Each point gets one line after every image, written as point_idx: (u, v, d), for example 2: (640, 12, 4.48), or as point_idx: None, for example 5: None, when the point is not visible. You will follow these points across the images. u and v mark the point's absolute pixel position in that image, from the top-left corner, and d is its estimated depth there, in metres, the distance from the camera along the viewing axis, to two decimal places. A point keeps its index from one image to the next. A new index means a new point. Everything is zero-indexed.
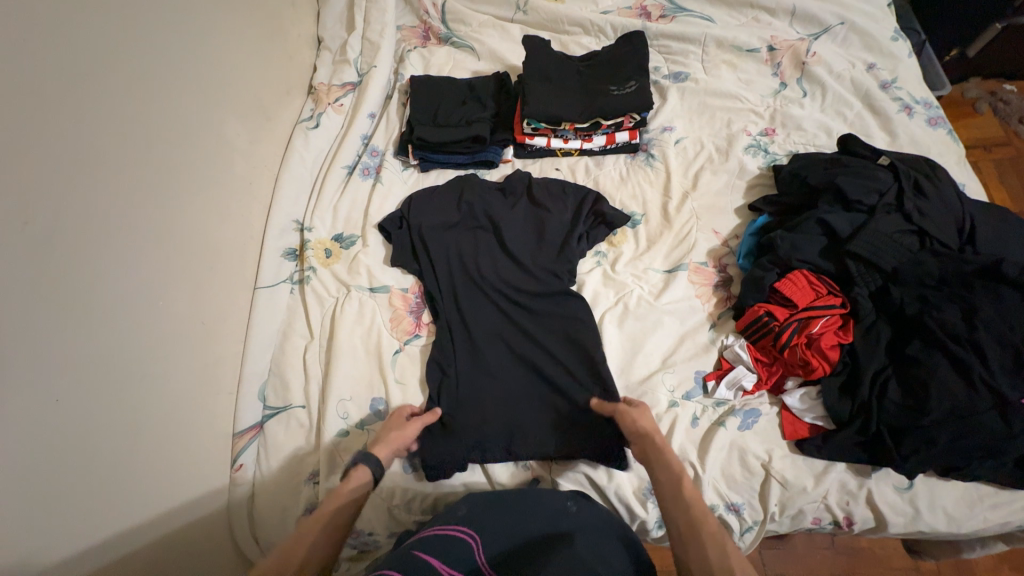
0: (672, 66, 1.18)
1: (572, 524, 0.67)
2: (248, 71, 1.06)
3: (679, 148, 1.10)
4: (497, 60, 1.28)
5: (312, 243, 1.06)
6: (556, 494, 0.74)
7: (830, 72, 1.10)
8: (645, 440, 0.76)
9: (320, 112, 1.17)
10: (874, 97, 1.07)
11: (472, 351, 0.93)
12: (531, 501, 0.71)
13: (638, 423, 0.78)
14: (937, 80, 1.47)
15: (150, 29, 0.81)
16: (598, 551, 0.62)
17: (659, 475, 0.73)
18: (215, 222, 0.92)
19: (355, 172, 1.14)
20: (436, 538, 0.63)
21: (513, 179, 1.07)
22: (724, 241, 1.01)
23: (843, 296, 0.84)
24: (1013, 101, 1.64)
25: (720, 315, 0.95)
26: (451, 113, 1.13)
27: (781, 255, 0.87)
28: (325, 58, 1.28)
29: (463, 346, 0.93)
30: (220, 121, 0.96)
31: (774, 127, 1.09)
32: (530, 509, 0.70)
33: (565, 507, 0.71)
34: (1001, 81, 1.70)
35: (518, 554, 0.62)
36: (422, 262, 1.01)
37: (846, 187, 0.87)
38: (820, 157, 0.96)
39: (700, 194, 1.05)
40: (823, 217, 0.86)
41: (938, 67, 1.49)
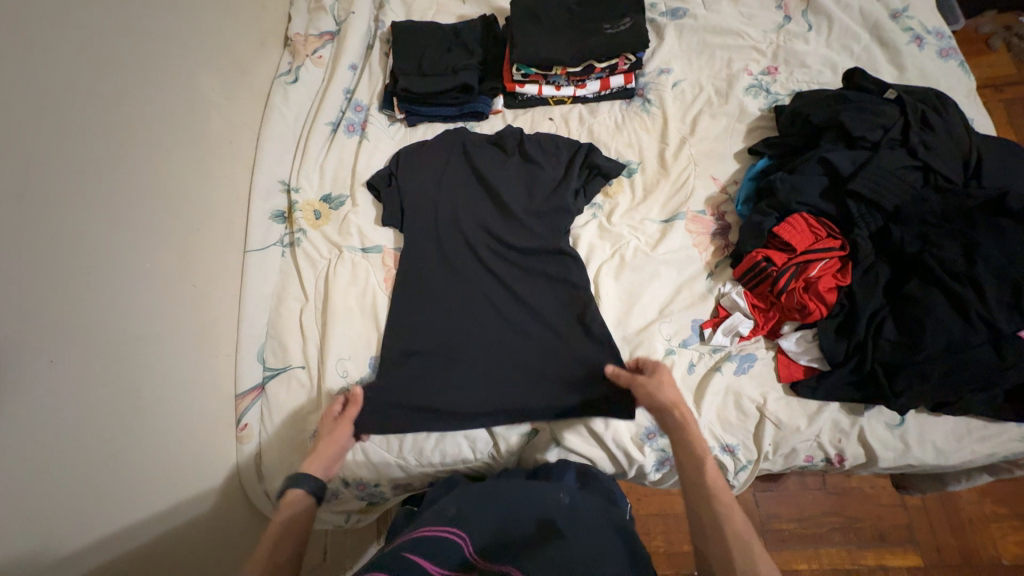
0: (669, 2, 1.10)
1: (565, 516, 0.63)
2: (216, 19, 0.99)
3: (677, 92, 1.05)
4: (483, 3, 1.20)
5: (300, 204, 1.03)
6: (550, 485, 0.69)
7: (837, 2, 1.04)
8: (669, 415, 0.75)
9: (298, 65, 1.11)
10: (883, 27, 1.00)
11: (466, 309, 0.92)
12: (516, 490, 0.67)
13: (661, 396, 0.77)
14: (952, 12, 1.38)
15: None
16: (592, 547, 0.58)
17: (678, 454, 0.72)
18: (197, 184, 0.89)
19: (339, 128, 1.09)
20: (428, 535, 0.57)
21: (505, 133, 1.03)
22: (723, 188, 0.98)
23: (843, 238, 0.83)
24: None
25: (717, 264, 0.94)
26: (437, 61, 1.07)
27: (780, 199, 0.85)
28: (300, 5, 1.19)
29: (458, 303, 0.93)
30: (192, 76, 0.91)
31: (776, 65, 1.03)
32: (521, 498, 0.65)
33: (559, 500, 0.66)
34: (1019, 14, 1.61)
35: (510, 547, 0.59)
36: (409, 221, 0.98)
37: (849, 123, 0.83)
38: (823, 95, 0.91)
39: (699, 140, 1.01)
40: (825, 156, 0.83)
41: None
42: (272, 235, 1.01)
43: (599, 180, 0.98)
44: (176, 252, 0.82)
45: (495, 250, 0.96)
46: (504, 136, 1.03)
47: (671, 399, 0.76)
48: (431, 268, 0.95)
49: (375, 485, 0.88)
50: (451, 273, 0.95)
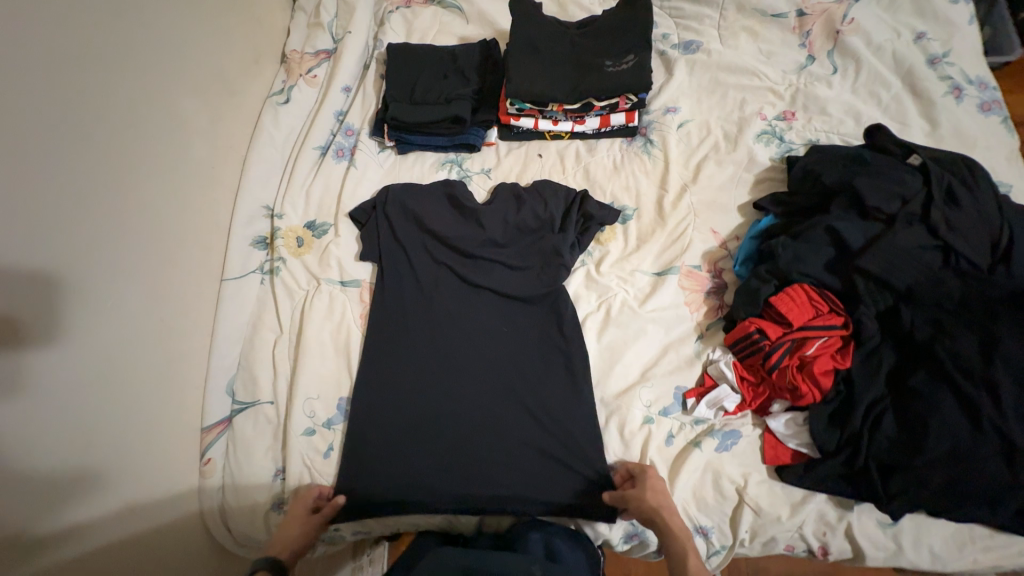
0: (682, 33, 1.03)
1: None
2: (209, 37, 0.96)
3: (682, 134, 0.98)
4: (486, 24, 1.15)
5: (282, 231, 1.01)
6: (521, 558, 0.69)
7: (868, 43, 0.94)
8: (657, 516, 0.73)
9: (291, 85, 1.08)
10: (918, 75, 0.91)
11: (439, 355, 0.90)
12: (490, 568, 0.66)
13: (647, 501, 0.74)
14: (1005, 42, 1.25)
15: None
16: None
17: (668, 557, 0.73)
18: (177, 212, 0.87)
19: (328, 153, 1.06)
20: None
21: (498, 193, 0.96)
22: (722, 243, 0.92)
23: (846, 315, 0.75)
24: None
25: (708, 326, 0.88)
26: (430, 88, 1.02)
27: (780, 266, 0.78)
28: (299, 20, 1.16)
29: (433, 349, 0.90)
30: (179, 98, 0.88)
31: (793, 111, 0.95)
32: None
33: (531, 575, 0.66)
34: None
35: None
36: (389, 259, 0.96)
37: (864, 190, 0.75)
38: (839, 153, 0.82)
39: (701, 188, 0.94)
40: (832, 224, 0.75)
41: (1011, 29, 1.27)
42: (252, 262, 0.99)
43: (591, 225, 0.93)
44: (149, 284, 0.81)
45: (475, 295, 0.93)
46: (496, 196, 0.97)
47: (656, 503, 0.74)
48: (407, 305, 0.93)
49: (335, 528, 0.86)
50: (430, 316, 0.92)
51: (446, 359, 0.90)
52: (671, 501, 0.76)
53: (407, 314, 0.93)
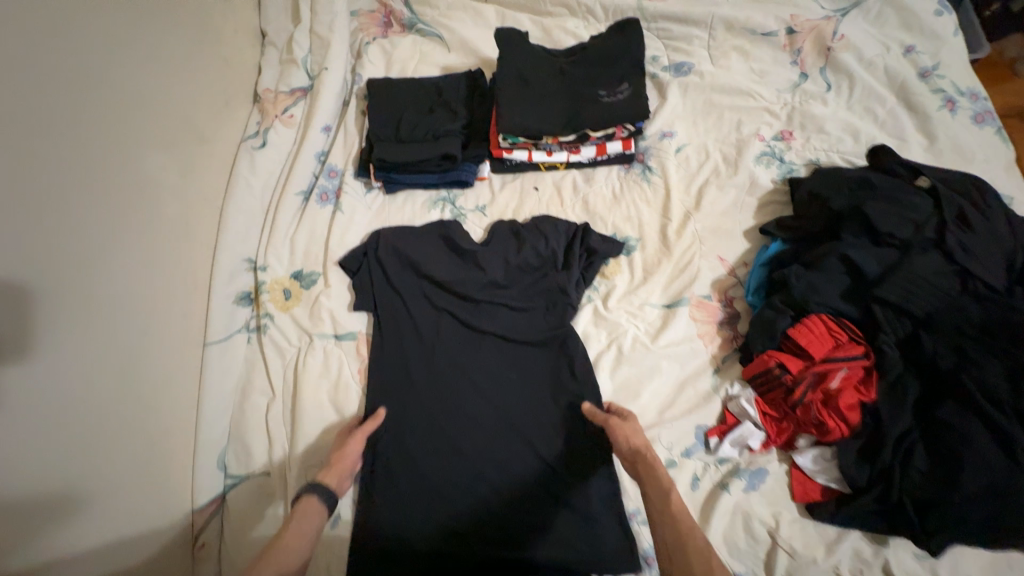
0: (672, 54, 1.01)
1: None
2: (177, 81, 0.89)
3: (680, 159, 0.96)
4: (469, 52, 1.11)
5: (268, 284, 0.95)
6: None
7: (860, 59, 0.93)
8: (640, 457, 0.69)
9: (267, 126, 1.02)
10: (911, 90, 0.90)
11: (447, 407, 0.85)
12: None
13: (632, 440, 0.71)
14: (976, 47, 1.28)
15: (44, 48, 0.66)
16: None
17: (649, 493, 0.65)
18: (149, 275, 0.79)
19: (312, 197, 1.00)
20: None
21: (494, 232, 0.92)
22: (730, 270, 0.89)
23: (866, 344, 0.73)
24: None
25: (724, 358, 0.84)
26: (416, 124, 0.97)
27: (796, 297, 0.75)
28: (271, 56, 1.10)
29: (440, 402, 0.85)
30: (144, 149, 0.81)
31: (791, 130, 0.93)
32: None
33: None
34: None
35: None
36: (386, 308, 0.91)
37: (874, 216, 0.73)
38: (845, 174, 0.80)
39: (704, 214, 0.92)
40: (846, 252, 0.73)
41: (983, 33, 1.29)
42: (236, 321, 0.92)
43: (596, 259, 0.89)
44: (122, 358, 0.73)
45: (480, 339, 0.88)
46: (493, 235, 0.92)
47: (641, 442, 0.71)
48: (410, 354, 0.88)
49: None
50: (433, 365, 0.87)
51: (454, 410, 0.84)
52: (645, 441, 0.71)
53: (411, 366, 0.87)
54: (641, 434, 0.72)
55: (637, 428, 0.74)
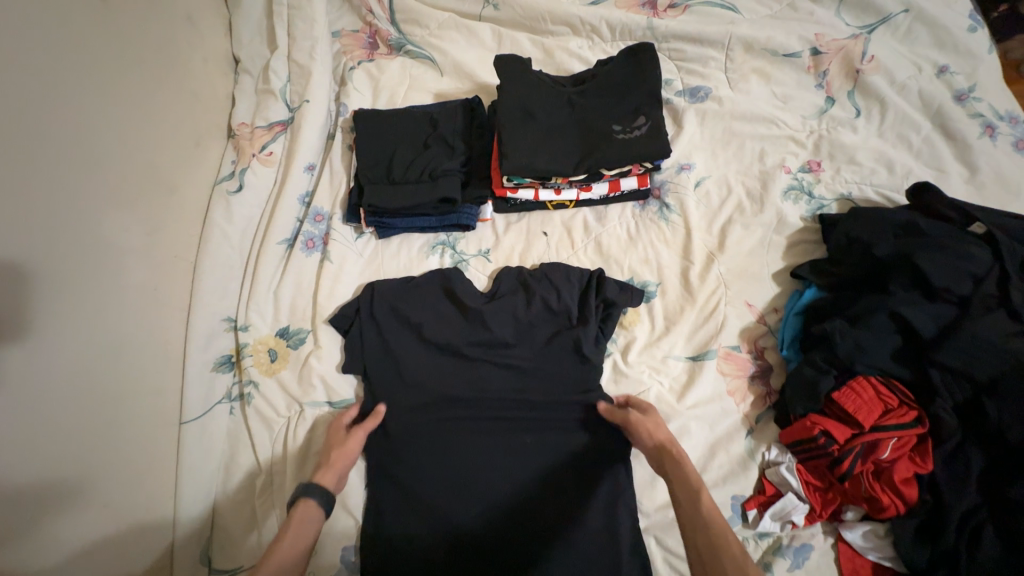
0: (686, 77, 0.93)
1: None
2: (139, 123, 0.78)
3: (700, 194, 0.88)
4: (464, 76, 1.01)
5: (250, 346, 0.85)
6: None
7: (891, 82, 0.86)
8: (664, 452, 0.66)
9: (244, 167, 0.92)
10: (948, 115, 0.83)
11: (456, 482, 0.75)
12: None
13: (654, 434, 0.68)
14: None
15: None
16: None
17: (677, 491, 0.61)
18: (109, 356, 0.69)
19: (296, 245, 0.91)
20: None
21: (502, 281, 0.83)
22: (760, 317, 0.81)
23: (919, 409, 0.66)
24: None
25: (757, 418, 0.77)
26: (410, 164, 0.88)
27: (839, 357, 0.69)
28: (245, 85, 0.99)
29: (448, 477, 0.76)
30: (101, 209, 0.70)
31: (819, 160, 0.86)
32: None
33: None
34: None
35: None
36: (382, 372, 0.81)
37: (928, 269, 0.66)
38: (890, 218, 0.73)
39: (729, 256, 0.84)
40: (895, 310, 0.67)
41: None
42: (216, 391, 0.82)
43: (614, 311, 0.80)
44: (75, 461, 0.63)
45: (490, 405, 0.79)
46: (500, 285, 0.83)
47: (663, 435, 0.68)
48: (414, 421, 0.78)
49: None
50: (440, 433, 0.78)
51: (464, 486, 0.75)
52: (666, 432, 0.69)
53: (412, 440, 0.78)
54: (660, 425, 0.70)
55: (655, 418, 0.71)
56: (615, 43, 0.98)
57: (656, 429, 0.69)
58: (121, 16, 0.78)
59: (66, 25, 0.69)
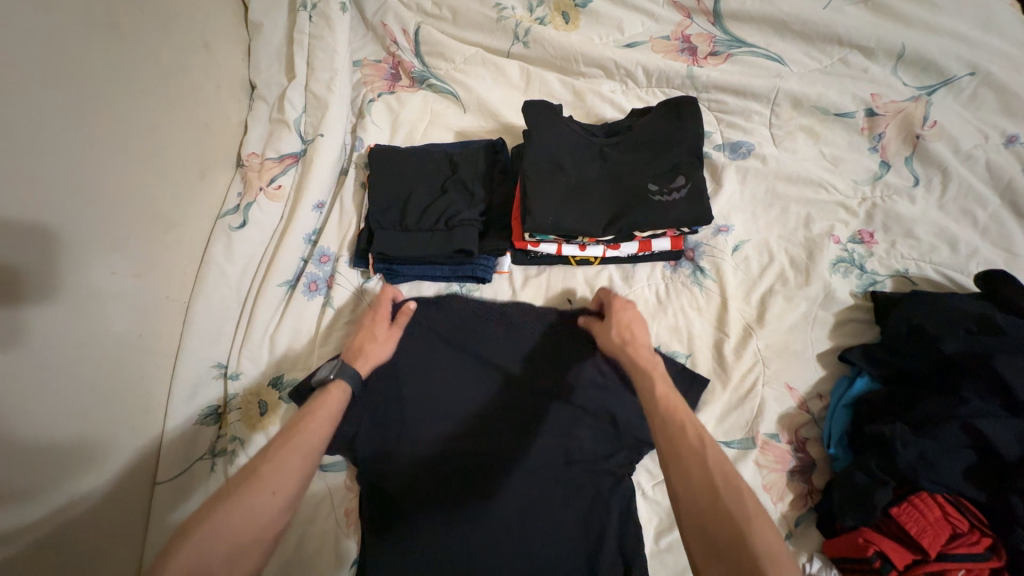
0: (727, 131, 0.87)
1: None
2: (140, 155, 0.73)
3: (739, 260, 0.80)
4: (488, 114, 0.95)
5: (239, 397, 0.78)
6: None
7: (955, 150, 0.79)
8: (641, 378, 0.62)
9: (250, 201, 0.87)
10: (1020, 191, 0.75)
11: (442, 522, 0.68)
12: None
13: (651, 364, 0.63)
14: None
15: None
16: None
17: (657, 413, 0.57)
18: (78, 415, 0.62)
19: (298, 286, 0.84)
20: None
21: (518, 333, 0.79)
22: (802, 402, 0.72)
23: (994, 537, 0.57)
24: None
25: (797, 521, 0.68)
26: (426, 209, 0.83)
27: (901, 468, 0.60)
28: (259, 113, 0.95)
29: (418, 527, 0.68)
30: (86, 251, 0.64)
31: (872, 231, 0.78)
32: None
33: None
34: None
35: None
36: (382, 426, 0.73)
37: (1009, 378, 0.58)
38: (959, 310, 0.65)
39: (770, 330, 0.76)
40: (971, 422, 0.58)
41: None
42: (199, 448, 0.75)
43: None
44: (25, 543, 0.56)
45: (484, 462, 0.72)
46: (518, 335, 0.79)
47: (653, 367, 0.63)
48: (394, 464, 0.71)
49: None
50: (422, 487, 0.70)
51: (439, 540, 0.67)
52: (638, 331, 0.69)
53: (410, 496, 0.70)
54: (642, 327, 0.70)
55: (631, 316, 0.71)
56: (650, 89, 0.92)
57: (639, 332, 0.69)
58: (132, 41, 0.74)
59: (74, 55, 0.65)
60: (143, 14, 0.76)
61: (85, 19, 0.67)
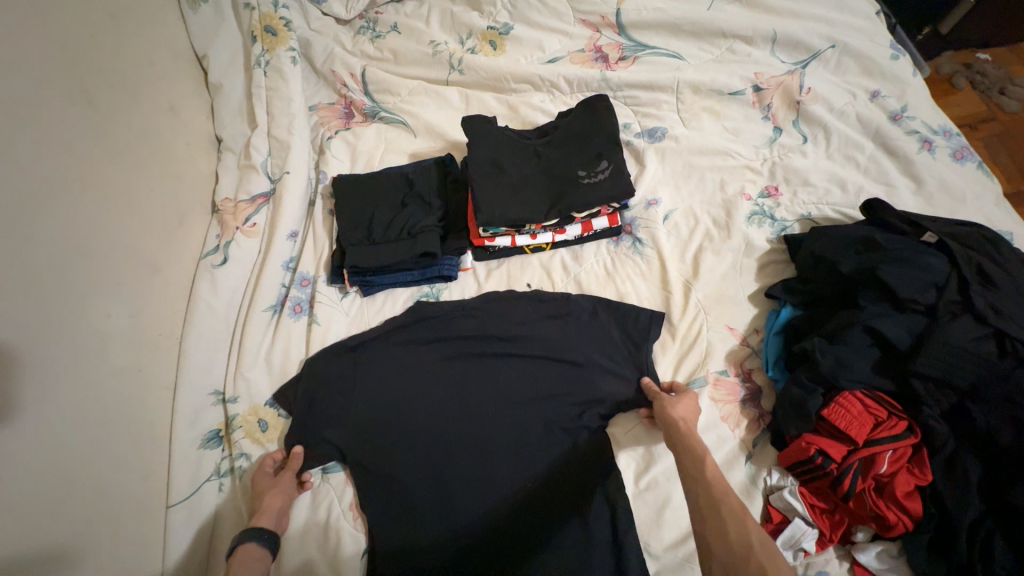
0: (643, 121, 1.00)
1: None
2: (121, 212, 0.81)
3: (670, 226, 0.92)
4: (436, 135, 1.07)
5: (239, 418, 0.83)
6: None
7: (831, 109, 0.94)
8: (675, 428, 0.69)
9: (228, 240, 0.95)
10: (888, 134, 0.89)
11: (454, 487, 0.77)
12: None
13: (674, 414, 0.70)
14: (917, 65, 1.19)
15: None
16: None
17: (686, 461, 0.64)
18: (91, 446, 0.68)
19: (283, 310, 0.92)
20: None
21: (486, 311, 0.87)
22: (742, 339, 0.82)
23: (909, 419, 0.67)
24: (992, 72, 1.34)
25: (754, 442, 0.76)
26: (390, 223, 0.92)
27: (824, 375, 0.70)
28: (227, 162, 1.04)
29: (421, 510, 0.76)
30: (83, 300, 0.71)
31: (776, 185, 0.91)
32: None
33: None
34: (973, 50, 1.41)
35: None
36: (381, 415, 0.82)
37: (893, 282, 0.69)
38: (850, 237, 0.77)
39: (704, 282, 0.86)
40: (871, 324, 0.69)
41: (913, 51, 1.22)
42: (204, 469, 0.79)
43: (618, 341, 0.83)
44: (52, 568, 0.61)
45: (472, 427, 0.81)
46: (487, 314, 0.87)
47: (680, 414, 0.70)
48: (393, 456, 0.79)
49: None
50: (427, 473, 0.79)
51: (441, 518, 0.76)
52: (691, 417, 0.71)
53: (411, 466, 0.79)
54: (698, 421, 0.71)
55: (695, 409, 0.73)
56: (574, 95, 1.05)
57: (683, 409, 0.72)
58: (105, 112, 0.82)
59: (61, 131, 0.74)
60: (113, 88, 0.85)
61: (65, 99, 0.76)
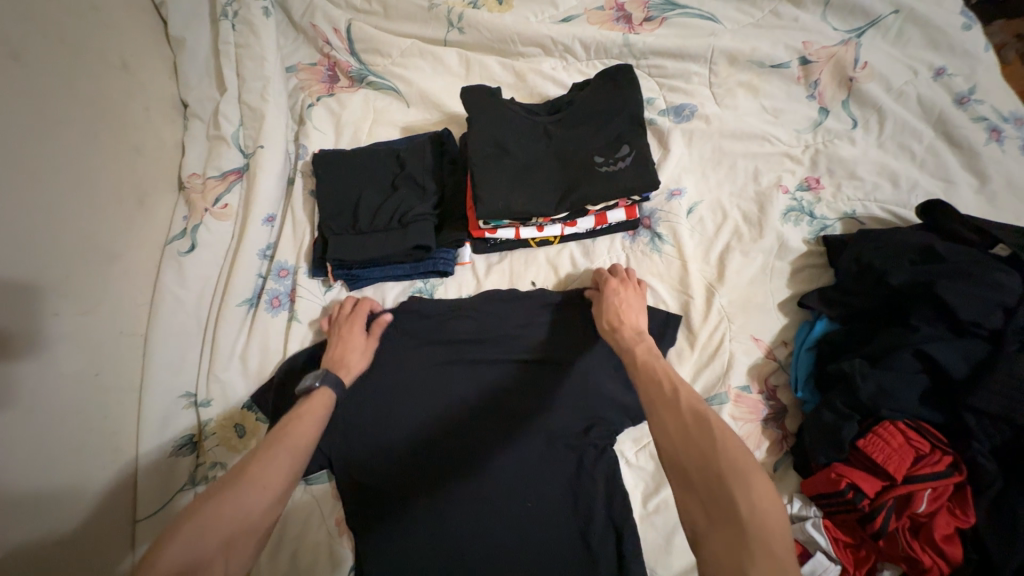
0: (669, 96, 0.87)
1: None
2: (68, 190, 0.70)
3: (694, 221, 0.81)
4: (432, 106, 0.94)
5: (212, 424, 0.75)
6: None
7: (887, 89, 0.81)
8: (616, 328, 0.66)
9: (196, 224, 0.84)
10: (951, 121, 0.78)
11: (447, 504, 0.71)
12: None
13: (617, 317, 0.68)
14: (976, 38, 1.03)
15: None
16: None
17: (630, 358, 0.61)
18: (43, 461, 0.61)
19: (260, 304, 0.83)
20: None
21: (485, 312, 0.78)
22: (768, 351, 0.74)
23: (955, 454, 0.60)
24: None
25: (775, 466, 0.70)
26: (378, 209, 0.81)
27: (863, 401, 0.62)
28: (195, 131, 0.91)
29: (410, 529, 0.70)
30: (25, 297, 0.62)
31: (817, 177, 0.80)
32: None
33: None
34: None
35: None
36: (368, 424, 0.74)
37: (951, 299, 0.61)
38: (903, 244, 0.68)
39: (730, 287, 0.77)
40: (921, 348, 0.61)
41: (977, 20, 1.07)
42: (176, 478, 0.73)
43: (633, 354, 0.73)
44: None
45: (467, 439, 0.74)
46: (486, 316, 0.78)
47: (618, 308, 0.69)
48: (381, 470, 0.73)
49: None
50: (416, 489, 0.72)
51: (431, 538, 0.70)
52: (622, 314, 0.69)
53: (401, 481, 0.72)
54: (641, 313, 0.69)
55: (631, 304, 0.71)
56: (590, 62, 0.92)
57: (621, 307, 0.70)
58: (40, 70, 0.70)
59: None
60: (49, 39, 0.72)
61: None
